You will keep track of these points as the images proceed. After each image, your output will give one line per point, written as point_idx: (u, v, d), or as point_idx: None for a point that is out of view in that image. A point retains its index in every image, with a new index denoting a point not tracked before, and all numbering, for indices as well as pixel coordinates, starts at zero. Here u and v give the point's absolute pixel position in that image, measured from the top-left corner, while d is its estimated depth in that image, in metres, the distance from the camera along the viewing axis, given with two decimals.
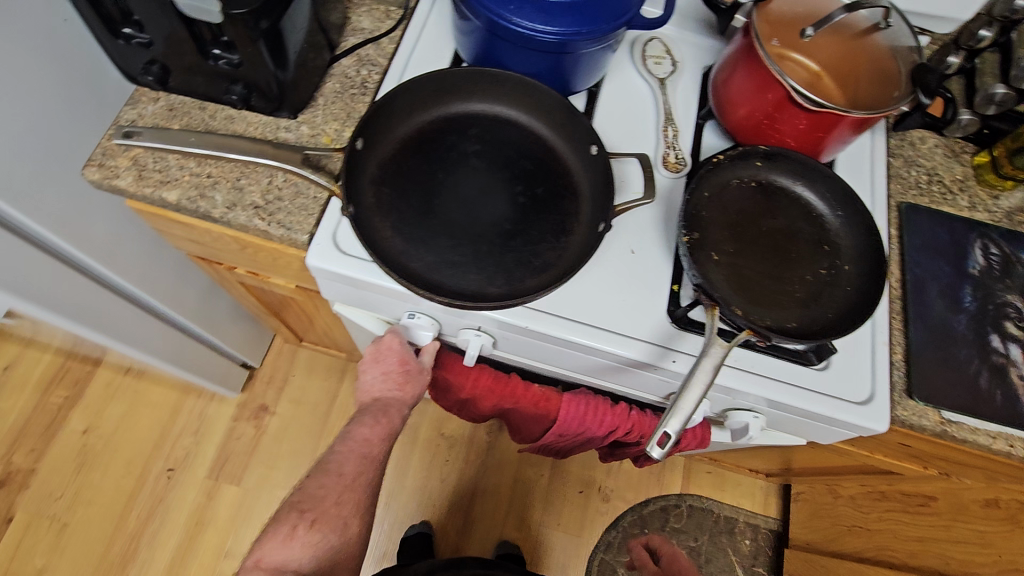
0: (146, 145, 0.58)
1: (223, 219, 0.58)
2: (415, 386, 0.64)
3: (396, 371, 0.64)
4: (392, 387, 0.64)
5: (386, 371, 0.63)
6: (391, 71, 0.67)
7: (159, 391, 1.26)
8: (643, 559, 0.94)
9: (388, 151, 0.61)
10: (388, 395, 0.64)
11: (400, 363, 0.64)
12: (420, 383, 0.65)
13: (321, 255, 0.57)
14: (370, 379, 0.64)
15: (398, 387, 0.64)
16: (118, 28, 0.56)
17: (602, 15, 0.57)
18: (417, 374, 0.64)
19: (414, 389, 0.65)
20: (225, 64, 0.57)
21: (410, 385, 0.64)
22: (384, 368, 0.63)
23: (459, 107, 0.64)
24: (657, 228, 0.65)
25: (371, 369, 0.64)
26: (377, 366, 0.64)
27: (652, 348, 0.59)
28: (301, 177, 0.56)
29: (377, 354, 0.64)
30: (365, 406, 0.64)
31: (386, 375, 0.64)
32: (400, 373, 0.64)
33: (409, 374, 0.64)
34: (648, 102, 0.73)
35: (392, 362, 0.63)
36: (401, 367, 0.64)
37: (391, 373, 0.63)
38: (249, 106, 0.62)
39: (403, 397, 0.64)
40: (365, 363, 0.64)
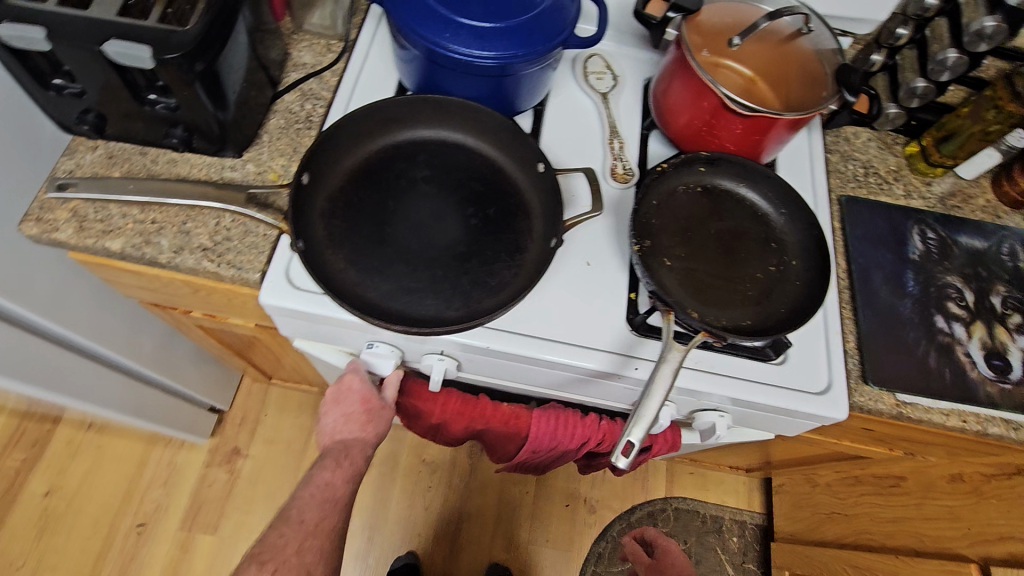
0: (82, 196, 0.57)
1: (171, 263, 0.57)
2: (377, 424, 0.64)
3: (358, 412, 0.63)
4: (354, 428, 0.63)
5: (348, 412, 0.63)
6: (336, 102, 0.67)
7: (124, 443, 1.22)
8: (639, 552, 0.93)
9: (336, 183, 0.61)
10: (352, 434, 0.63)
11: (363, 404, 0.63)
12: (382, 420, 0.64)
13: (275, 295, 0.56)
14: (331, 422, 0.64)
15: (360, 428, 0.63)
16: (48, 79, 0.55)
17: (537, 38, 0.58)
18: (379, 412, 0.63)
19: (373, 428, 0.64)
20: (163, 108, 0.56)
21: (372, 424, 0.63)
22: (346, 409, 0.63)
23: (405, 136, 0.65)
24: (610, 239, 0.66)
25: (332, 412, 0.64)
26: (339, 407, 0.63)
27: (614, 357, 0.60)
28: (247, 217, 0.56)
29: (337, 396, 0.63)
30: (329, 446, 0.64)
31: (348, 417, 0.63)
32: (362, 413, 0.63)
33: (370, 413, 0.63)
34: (592, 118, 0.75)
35: (355, 402, 0.63)
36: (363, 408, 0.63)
37: (352, 416, 0.63)
38: (192, 149, 0.61)
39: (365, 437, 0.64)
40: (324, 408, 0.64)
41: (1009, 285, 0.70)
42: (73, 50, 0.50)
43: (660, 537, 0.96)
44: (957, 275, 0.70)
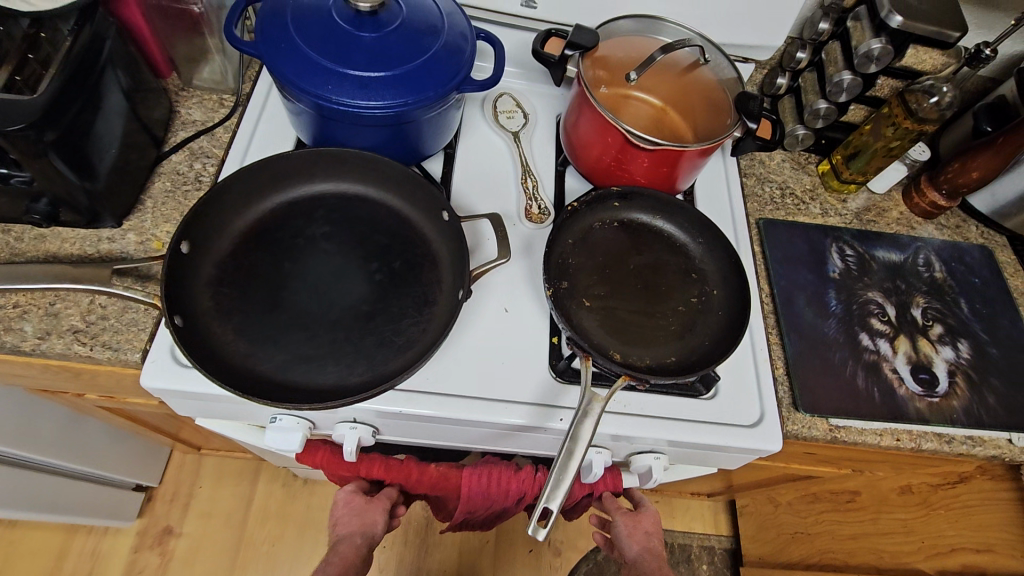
0: None
1: (36, 351, 0.52)
2: (374, 515, 0.64)
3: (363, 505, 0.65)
4: (349, 523, 0.63)
5: (341, 513, 0.64)
6: (229, 159, 0.64)
7: (41, 534, 1.11)
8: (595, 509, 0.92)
9: (225, 247, 0.57)
10: (349, 530, 0.63)
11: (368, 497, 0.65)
12: (379, 510, 0.65)
13: (156, 377, 0.51)
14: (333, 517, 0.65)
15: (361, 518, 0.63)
16: None
17: (428, 84, 0.56)
18: (371, 503, 0.65)
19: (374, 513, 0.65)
20: (19, 182, 0.51)
21: (368, 515, 0.64)
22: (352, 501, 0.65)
23: (302, 191, 0.62)
24: (527, 282, 0.63)
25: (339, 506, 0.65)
26: (336, 511, 0.65)
27: (536, 409, 0.57)
28: (119, 296, 0.51)
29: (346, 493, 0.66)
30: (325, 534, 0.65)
31: (343, 516, 0.64)
32: (356, 508, 0.64)
33: (363, 505, 0.64)
34: (505, 157, 0.73)
35: (359, 494, 0.65)
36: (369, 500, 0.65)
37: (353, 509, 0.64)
38: (61, 222, 0.56)
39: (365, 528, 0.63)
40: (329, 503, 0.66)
41: (929, 296, 0.71)
42: None
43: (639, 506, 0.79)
44: (877, 289, 0.70)
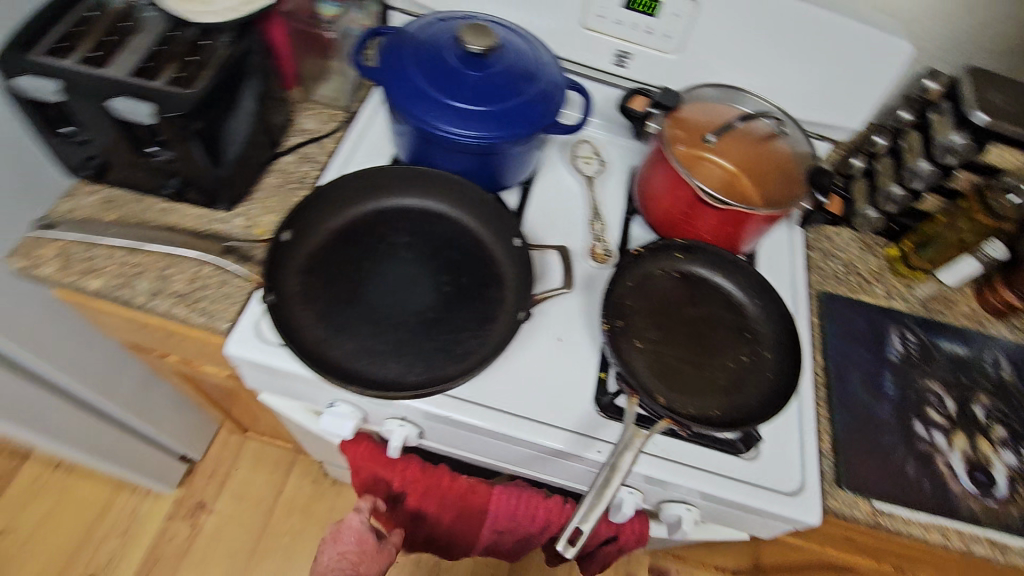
0: (63, 236, 0.59)
1: (144, 307, 0.59)
2: (369, 566, 0.69)
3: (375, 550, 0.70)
4: (346, 565, 0.67)
5: (342, 551, 0.68)
6: (332, 165, 0.71)
7: (90, 486, 1.20)
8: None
9: (318, 242, 0.62)
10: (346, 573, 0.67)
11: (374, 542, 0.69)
12: (374, 562, 0.69)
13: (240, 346, 0.57)
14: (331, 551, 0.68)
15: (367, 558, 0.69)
16: (57, 127, 0.58)
17: (520, 122, 0.62)
18: (374, 554, 0.69)
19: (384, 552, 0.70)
20: (162, 159, 0.59)
21: (364, 565, 0.68)
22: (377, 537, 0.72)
23: (390, 203, 0.67)
24: (583, 316, 0.66)
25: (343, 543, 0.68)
26: (336, 545, 0.68)
27: (576, 437, 0.58)
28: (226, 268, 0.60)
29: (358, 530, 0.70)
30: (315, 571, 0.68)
31: (341, 555, 0.68)
32: (357, 552, 0.68)
33: (365, 553, 0.68)
34: (577, 198, 0.77)
35: (368, 536, 0.69)
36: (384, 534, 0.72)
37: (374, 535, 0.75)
38: (185, 199, 0.64)
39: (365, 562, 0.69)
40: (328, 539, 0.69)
41: (993, 396, 0.69)
42: (85, 104, 0.54)
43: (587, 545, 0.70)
44: (938, 380, 0.69)
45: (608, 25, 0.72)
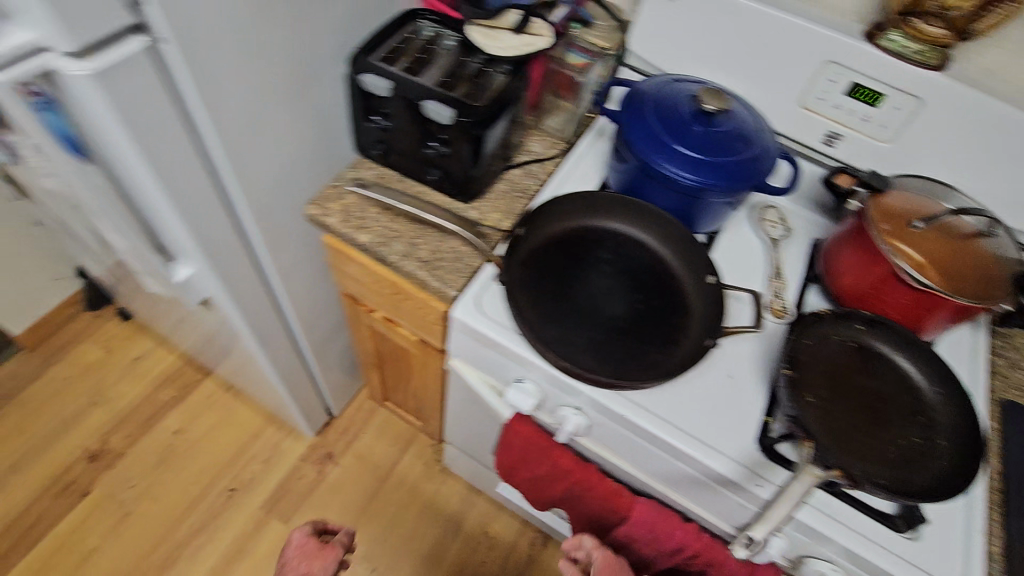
0: (374, 196, 0.74)
1: (396, 263, 0.72)
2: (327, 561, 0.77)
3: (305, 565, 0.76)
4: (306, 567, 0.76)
5: (302, 550, 0.78)
6: (549, 183, 0.83)
7: (248, 413, 1.39)
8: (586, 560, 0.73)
9: (536, 245, 0.73)
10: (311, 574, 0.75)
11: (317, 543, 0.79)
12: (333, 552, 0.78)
13: (464, 312, 0.69)
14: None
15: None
16: (369, 114, 0.75)
17: (735, 176, 0.70)
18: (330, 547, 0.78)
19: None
20: (437, 152, 0.74)
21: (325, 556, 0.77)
22: (297, 558, 0.77)
23: (602, 224, 0.75)
24: (755, 361, 0.70)
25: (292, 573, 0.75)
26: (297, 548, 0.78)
27: (735, 466, 0.63)
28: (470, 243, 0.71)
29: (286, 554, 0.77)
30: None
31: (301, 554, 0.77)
32: (315, 550, 0.78)
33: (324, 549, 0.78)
34: (759, 255, 0.83)
35: (308, 539, 0.79)
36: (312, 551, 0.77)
37: (309, 552, 0.78)
38: (439, 187, 0.78)
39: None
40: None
41: None
42: (402, 101, 0.70)
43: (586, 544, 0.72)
44: None
45: (827, 107, 0.79)
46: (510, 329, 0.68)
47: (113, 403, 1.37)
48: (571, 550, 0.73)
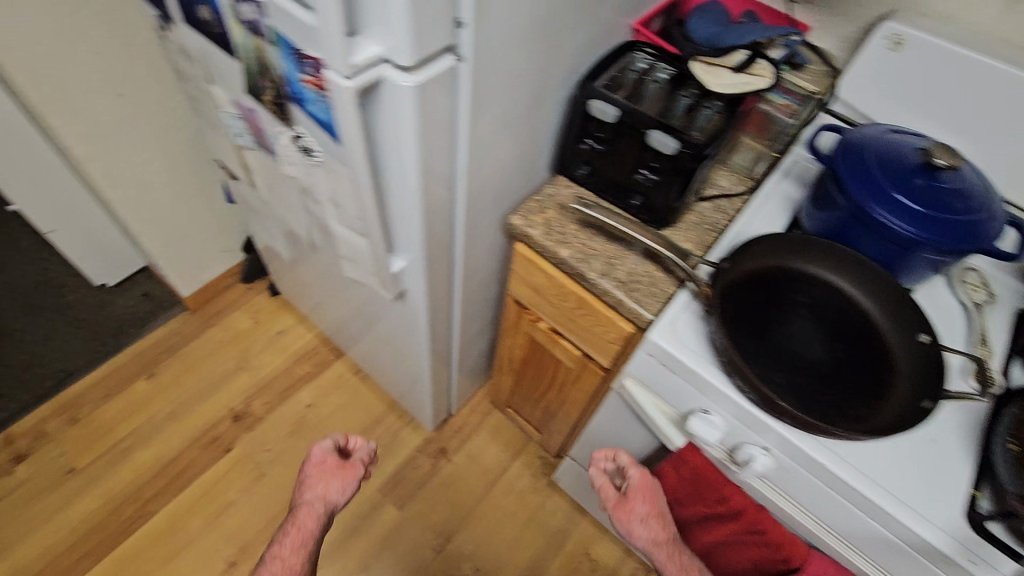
0: (592, 213, 0.77)
1: (594, 280, 0.75)
2: (338, 486, 0.86)
3: (332, 476, 0.86)
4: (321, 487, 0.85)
5: (319, 468, 0.87)
6: (739, 219, 0.83)
7: (372, 398, 1.47)
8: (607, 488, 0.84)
9: (744, 268, 0.73)
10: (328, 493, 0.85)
11: (336, 463, 0.88)
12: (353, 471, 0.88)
13: (660, 336, 0.71)
14: (287, 548, 0.77)
15: (305, 529, 0.80)
16: (583, 137, 0.78)
17: (960, 237, 0.68)
18: (348, 469, 0.88)
19: (330, 511, 0.84)
20: (647, 179, 0.75)
21: (338, 482, 0.86)
22: (321, 469, 0.87)
23: (805, 264, 0.74)
24: (962, 431, 0.67)
25: (316, 485, 0.85)
26: (314, 468, 0.87)
27: (943, 537, 0.60)
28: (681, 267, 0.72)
29: (315, 458, 0.88)
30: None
31: (319, 471, 0.87)
32: (332, 469, 0.87)
33: (341, 469, 0.87)
34: (960, 319, 0.78)
35: (327, 458, 0.88)
36: (335, 465, 0.88)
37: (328, 469, 0.87)
38: (636, 213, 0.81)
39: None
40: (288, 529, 0.80)
41: None
42: (626, 128, 0.73)
43: (628, 465, 0.84)
44: None
45: None
46: (704, 357, 0.70)
47: (257, 370, 1.48)
48: (604, 460, 0.87)
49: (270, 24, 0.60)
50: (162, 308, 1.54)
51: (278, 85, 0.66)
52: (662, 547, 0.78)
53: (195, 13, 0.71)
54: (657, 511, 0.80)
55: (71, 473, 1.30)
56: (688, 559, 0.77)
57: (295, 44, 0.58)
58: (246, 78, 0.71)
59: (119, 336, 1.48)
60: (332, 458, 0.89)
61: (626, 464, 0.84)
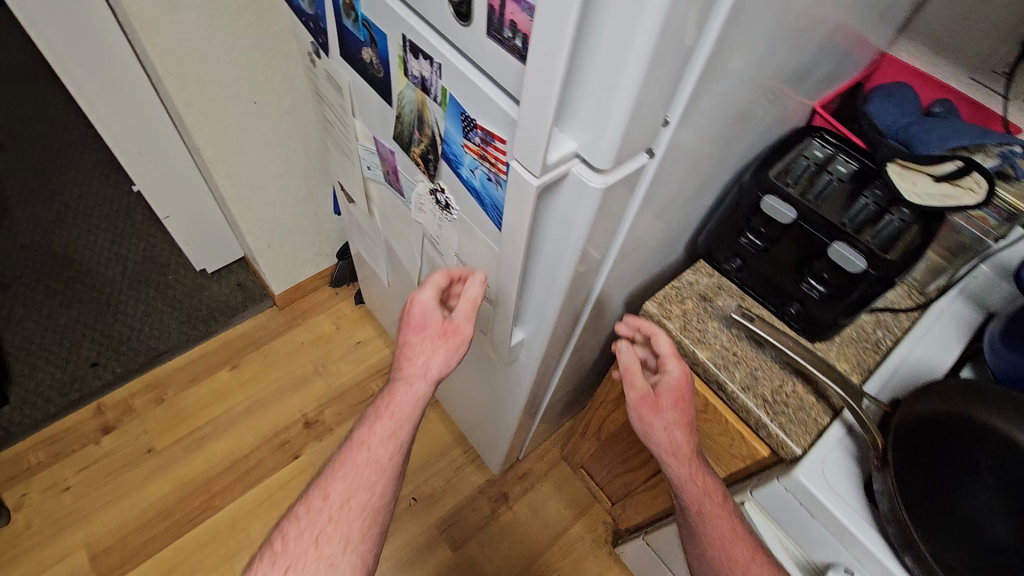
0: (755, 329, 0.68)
1: (733, 393, 0.67)
2: (436, 356, 0.69)
3: (432, 347, 0.70)
4: (425, 356, 0.69)
5: (423, 329, 0.71)
6: (907, 339, 0.74)
7: (440, 427, 1.44)
8: (632, 365, 0.70)
9: (920, 411, 0.58)
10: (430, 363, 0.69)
11: (439, 322, 0.71)
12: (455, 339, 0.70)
13: (810, 478, 0.61)
14: (377, 436, 0.68)
15: (401, 416, 0.69)
16: (742, 232, 0.70)
17: None
18: (451, 337, 0.70)
19: (435, 387, 0.70)
20: (813, 290, 0.67)
21: (437, 350, 0.69)
22: (421, 338, 0.70)
23: (998, 420, 0.51)
24: None
25: (416, 357, 0.70)
26: (418, 327, 0.71)
27: None
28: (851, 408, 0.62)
29: (418, 319, 0.71)
30: (346, 474, 0.66)
31: (422, 333, 0.70)
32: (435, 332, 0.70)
33: (443, 336, 0.70)
34: None
35: (430, 313, 0.70)
36: (437, 333, 0.70)
37: (429, 334, 0.70)
38: (786, 320, 0.72)
39: (388, 476, 0.67)
40: (380, 412, 0.69)
41: None
42: (801, 233, 0.64)
43: (668, 357, 0.68)
44: None
45: None
46: (861, 514, 0.60)
47: (333, 378, 1.49)
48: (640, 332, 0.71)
49: (442, 85, 0.55)
50: (253, 301, 1.57)
51: (433, 142, 0.62)
52: (680, 453, 0.68)
53: (356, 53, 0.68)
54: (687, 420, 0.68)
55: (151, 452, 1.34)
56: (712, 479, 0.68)
57: (468, 111, 0.53)
58: (397, 125, 0.68)
59: (210, 323, 1.53)
60: (436, 313, 0.70)
61: (665, 352, 0.68)
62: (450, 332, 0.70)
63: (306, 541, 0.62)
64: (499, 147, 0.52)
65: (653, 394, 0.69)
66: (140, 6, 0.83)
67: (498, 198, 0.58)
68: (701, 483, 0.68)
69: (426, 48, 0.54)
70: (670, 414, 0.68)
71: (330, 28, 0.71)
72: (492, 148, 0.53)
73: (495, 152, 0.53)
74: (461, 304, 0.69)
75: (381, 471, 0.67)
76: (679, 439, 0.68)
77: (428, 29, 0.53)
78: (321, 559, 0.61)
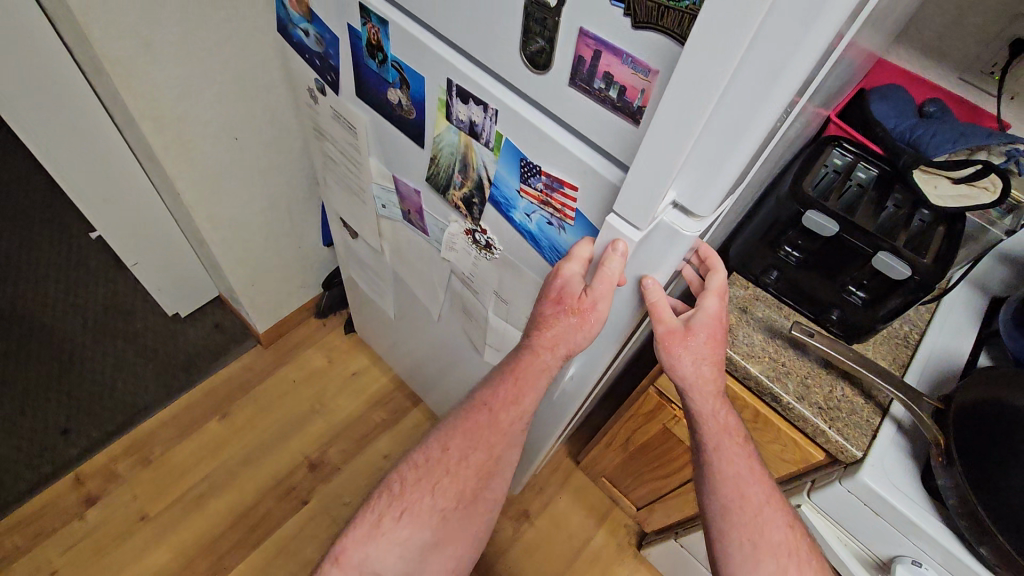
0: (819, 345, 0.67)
1: (790, 404, 0.69)
2: (576, 336, 0.56)
3: (568, 326, 0.55)
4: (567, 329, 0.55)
5: (560, 301, 0.55)
6: (932, 332, 0.77)
7: None
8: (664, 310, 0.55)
9: (961, 401, 0.63)
10: (571, 339, 0.56)
11: (579, 292, 0.53)
12: (597, 316, 0.54)
13: (875, 478, 0.64)
14: (500, 399, 0.63)
15: (526, 386, 0.60)
16: (780, 245, 0.72)
17: None
18: (589, 316, 0.54)
19: (565, 361, 0.59)
20: (856, 298, 0.69)
21: (580, 330, 0.55)
22: (557, 313, 0.55)
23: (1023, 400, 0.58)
24: None
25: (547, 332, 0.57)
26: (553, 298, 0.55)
27: None
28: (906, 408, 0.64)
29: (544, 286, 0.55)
30: (466, 430, 0.64)
31: (559, 305, 0.55)
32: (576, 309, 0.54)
33: (581, 315, 0.54)
34: None
35: (569, 279, 0.53)
36: (568, 309, 0.55)
37: (563, 307, 0.55)
38: (824, 326, 0.75)
39: (506, 440, 0.64)
40: (504, 374, 0.62)
41: None
42: (841, 245, 0.67)
43: (712, 294, 0.59)
44: None
45: None
46: (921, 504, 0.64)
47: (332, 415, 1.42)
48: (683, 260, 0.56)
49: (497, 130, 0.53)
50: (235, 341, 1.48)
51: (479, 184, 0.60)
52: (703, 390, 0.62)
53: (378, 94, 0.64)
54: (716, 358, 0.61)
55: (144, 520, 1.24)
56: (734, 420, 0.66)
57: (529, 157, 0.51)
58: (430, 167, 0.65)
59: (190, 371, 1.42)
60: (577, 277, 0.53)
61: (709, 288, 0.59)
62: (588, 310, 0.54)
63: (426, 488, 0.64)
64: (568, 192, 0.50)
65: (686, 331, 0.58)
66: (112, 47, 0.75)
67: (560, 241, 0.56)
68: (720, 420, 0.64)
69: (480, 94, 0.51)
70: (698, 355, 0.60)
71: (343, 66, 0.67)
72: (557, 194, 0.51)
73: (562, 198, 0.51)
74: (596, 284, 0.51)
75: (501, 436, 0.64)
76: (705, 375, 0.61)
77: (480, 74, 0.51)
78: (435, 511, 0.64)
